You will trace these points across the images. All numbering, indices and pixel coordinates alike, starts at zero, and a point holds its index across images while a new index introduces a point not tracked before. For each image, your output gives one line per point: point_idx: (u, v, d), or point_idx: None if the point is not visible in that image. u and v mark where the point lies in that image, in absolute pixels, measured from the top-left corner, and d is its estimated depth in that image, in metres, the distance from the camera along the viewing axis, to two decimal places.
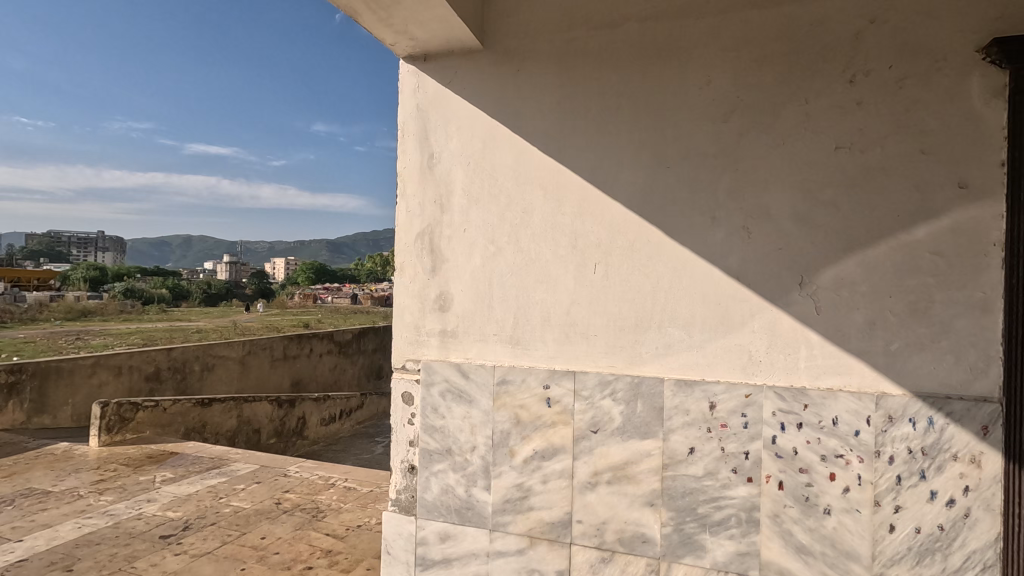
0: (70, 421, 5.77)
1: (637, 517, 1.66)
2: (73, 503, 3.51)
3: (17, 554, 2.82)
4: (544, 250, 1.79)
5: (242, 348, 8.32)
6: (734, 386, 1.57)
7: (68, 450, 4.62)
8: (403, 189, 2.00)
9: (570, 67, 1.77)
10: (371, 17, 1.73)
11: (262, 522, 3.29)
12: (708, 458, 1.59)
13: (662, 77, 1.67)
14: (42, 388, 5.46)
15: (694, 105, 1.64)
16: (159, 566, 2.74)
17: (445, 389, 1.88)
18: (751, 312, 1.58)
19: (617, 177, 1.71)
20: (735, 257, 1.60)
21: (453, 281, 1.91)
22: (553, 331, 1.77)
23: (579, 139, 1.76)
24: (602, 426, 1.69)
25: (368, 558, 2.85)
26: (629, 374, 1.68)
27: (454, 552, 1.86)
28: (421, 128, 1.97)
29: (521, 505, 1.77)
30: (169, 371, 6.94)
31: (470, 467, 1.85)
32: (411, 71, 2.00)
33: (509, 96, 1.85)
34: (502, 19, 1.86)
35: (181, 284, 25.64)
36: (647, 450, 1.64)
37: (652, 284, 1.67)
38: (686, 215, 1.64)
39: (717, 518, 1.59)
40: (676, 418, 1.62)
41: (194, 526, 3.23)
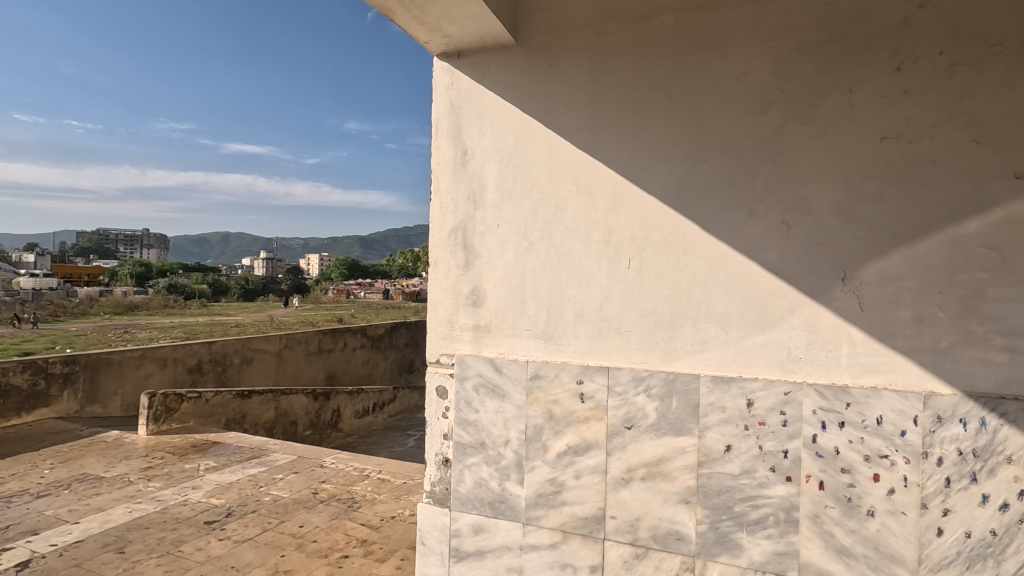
0: (120, 410, 6.04)
1: (671, 514, 1.64)
2: (123, 488, 3.68)
3: (74, 535, 2.98)
4: (577, 245, 1.78)
5: (279, 342, 8.57)
6: (772, 383, 1.54)
7: (118, 438, 4.84)
8: (437, 185, 2.02)
9: (603, 61, 1.76)
10: (406, 16, 1.75)
11: (300, 511, 3.38)
12: (745, 456, 1.56)
13: (698, 68, 1.64)
14: (94, 379, 5.72)
15: (731, 97, 1.60)
16: (204, 550, 2.86)
17: (478, 383, 1.90)
18: (790, 308, 1.54)
19: (651, 171, 1.69)
20: (774, 253, 1.56)
21: (486, 276, 1.92)
22: (586, 327, 1.77)
23: (612, 133, 1.74)
24: (635, 423, 1.68)
25: (401, 549, 2.90)
26: (664, 370, 1.67)
27: (487, 544, 1.88)
28: (454, 125, 1.99)
29: (554, 500, 1.78)
30: (210, 364, 7.21)
31: (504, 461, 1.86)
32: (444, 68, 2.01)
33: (542, 90, 1.84)
34: (535, 14, 1.86)
35: (221, 280, 26.58)
36: (682, 447, 1.62)
37: (687, 280, 1.65)
38: (723, 210, 1.62)
39: (754, 517, 1.56)
40: (712, 415, 1.60)
41: (236, 512, 3.34)
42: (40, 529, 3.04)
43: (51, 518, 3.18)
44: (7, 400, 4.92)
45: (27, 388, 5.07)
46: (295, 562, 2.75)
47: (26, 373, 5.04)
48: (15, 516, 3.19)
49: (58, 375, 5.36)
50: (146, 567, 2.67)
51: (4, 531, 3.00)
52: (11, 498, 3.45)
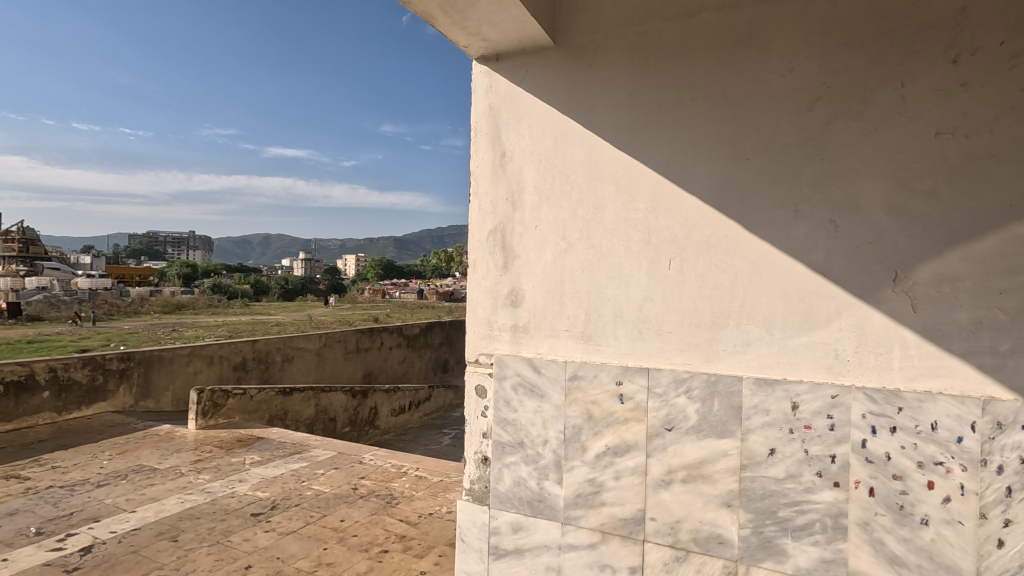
0: (171, 405, 6.31)
1: (713, 517, 1.62)
2: (176, 479, 3.85)
3: (132, 523, 3.14)
4: (616, 246, 1.78)
5: (318, 340, 8.82)
6: (819, 385, 1.51)
7: (170, 432, 5.06)
8: (476, 188, 2.05)
9: (643, 59, 1.75)
10: (446, 21, 1.79)
11: (342, 505, 3.48)
12: (790, 460, 1.53)
13: (741, 64, 1.62)
14: (147, 374, 5.99)
15: (776, 94, 1.58)
16: (251, 541, 2.97)
17: (517, 383, 1.91)
18: (838, 309, 1.50)
19: (692, 170, 1.68)
20: (821, 252, 1.53)
21: (525, 277, 1.94)
22: (626, 327, 1.76)
23: (653, 132, 1.73)
24: (676, 424, 1.66)
25: (440, 545, 2.95)
26: (705, 371, 1.65)
27: (526, 542, 1.89)
28: (493, 127, 2.02)
29: (593, 500, 1.78)
30: (254, 362, 7.47)
31: (543, 461, 1.87)
32: (484, 71, 2.04)
33: (581, 91, 1.85)
34: (574, 15, 1.86)
35: (263, 280, 27.55)
36: (724, 450, 1.60)
37: (729, 280, 1.63)
38: (767, 208, 1.59)
39: (800, 523, 1.53)
40: (756, 418, 1.57)
41: (281, 506, 3.46)
42: (101, 517, 3.22)
43: (110, 506, 3.36)
44: (69, 394, 5.20)
45: (86, 382, 5.35)
46: (337, 555, 2.83)
47: (86, 369, 5.32)
48: (78, 504, 3.38)
49: (115, 371, 5.64)
50: (198, 555, 2.79)
51: (69, 518, 3.18)
52: (74, 486, 3.66)
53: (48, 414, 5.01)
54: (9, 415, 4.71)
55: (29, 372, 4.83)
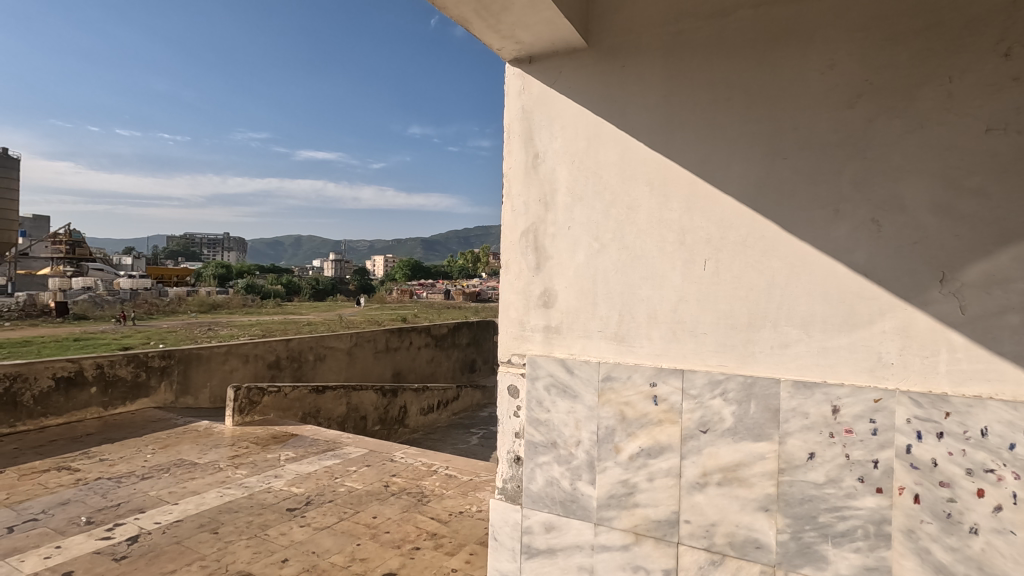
0: (209, 401, 6.50)
1: (749, 521, 1.60)
2: (215, 474, 3.97)
3: (174, 515, 3.25)
4: (650, 246, 1.77)
5: (348, 340, 8.99)
6: (860, 389, 1.47)
7: (208, 427, 5.22)
8: (508, 189, 2.06)
9: (678, 59, 1.74)
10: (480, 25, 1.81)
11: (374, 502, 3.54)
12: (830, 465, 1.50)
13: (778, 62, 1.60)
14: (187, 371, 6.19)
15: (815, 92, 1.55)
16: (288, 535, 3.05)
17: (550, 383, 1.92)
18: (881, 311, 1.47)
19: (728, 169, 1.66)
20: (862, 252, 1.50)
21: (557, 278, 1.94)
22: (659, 329, 1.75)
23: (687, 133, 1.72)
24: (711, 426, 1.65)
25: (470, 544, 2.98)
26: (742, 373, 1.63)
27: (559, 542, 1.90)
28: (526, 128, 2.03)
29: (626, 501, 1.77)
30: (287, 360, 7.67)
31: (575, 461, 1.87)
32: (517, 74, 2.06)
33: (614, 92, 1.85)
34: (606, 16, 1.86)
35: (294, 280, 28.21)
36: (761, 453, 1.58)
37: (766, 281, 1.61)
38: (805, 208, 1.56)
39: (841, 529, 1.50)
40: (794, 421, 1.54)
41: (315, 501, 3.54)
42: (146, 508, 3.35)
43: (154, 498, 3.49)
44: (115, 390, 5.40)
45: (131, 379, 5.55)
46: (370, 551, 2.88)
47: (129, 366, 5.52)
48: (125, 495, 3.52)
49: (157, 368, 5.84)
50: (237, 547, 2.88)
51: (116, 508, 3.32)
52: (120, 478, 3.81)
53: (95, 409, 5.22)
54: (59, 409, 4.94)
55: (78, 368, 5.05)
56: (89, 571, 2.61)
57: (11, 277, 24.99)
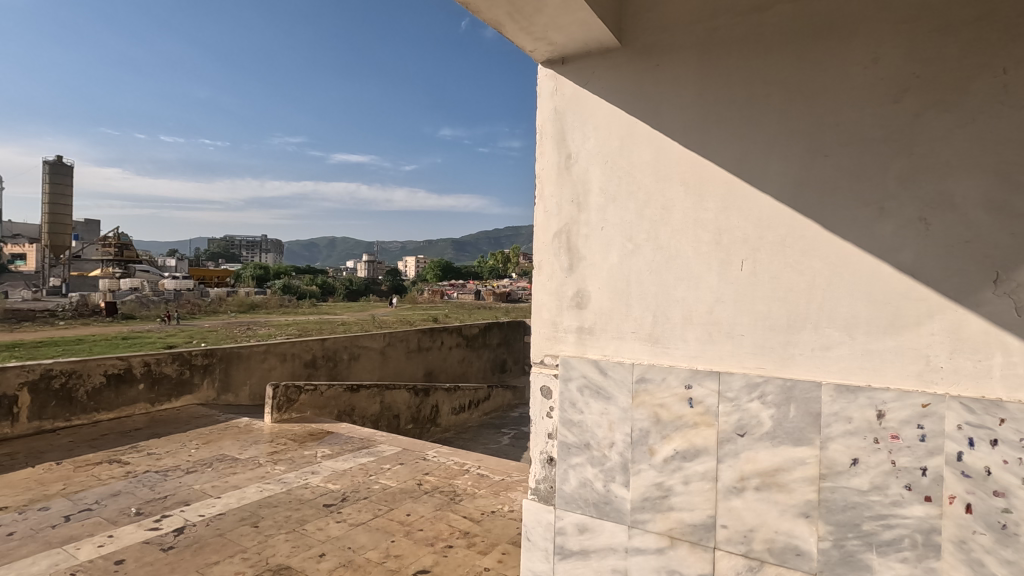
0: (249, 399, 6.70)
1: (789, 527, 1.56)
2: (255, 469, 4.10)
3: (217, 508, 3.37)
4: (685, 246, 1.75)
5: (381, 340, 9.14)
6: (907, 394, 1.42)
7: (248, 424, 5.38)
8: (541, 190, 2.06)
9: (713, 55, 1.71)
10: (513, 27, 1.82)
11: (407, 500, 3.59)
12: (875, 472, 1.45)
13: (819, 57, 1.56)
14: (228, 370, 6.39)
15: (857, 87, 1.50)
16: (325, 530, 3.12)
17: (583, 385, 1.92)
18: (929, 313, 1.42)
19: (766, 168, 1.63)
20: (909, 252, 1.45)
21: (590, 279, 1.94)
22: (695, 330, 1.73)
23: (723, 131, 1.70)
24: (749, 430, 1.61)
25: (502, 544, 2.99)
26: (781, 376, 1.59)
27: (592, 544, 1.89)
28: (559, 129, 2.03)
29: (661, 505, 1.75)
30: (322, 359, 7.85)
31: (609, 463, 1.86)
32: (549, 75, 2.06)
33: (648, 91, 1.83)
34: (639, 14, 1.85)
35: (329, 281, 28.87)
36: (801, 458, 1.54)
37: (806, 282, 1.57)
38: (848, 207, 1.52)
39: (886, 538, 1.45)
40: (836, 425, 1.50)
41: (350, 498, 3.61)
42: (191, 501, 3.48)
43: (198, 491, 3.62)
44: (161, 387, 5.62)
45: (176, 376, 5.77)
46: (404, 548, 2.93)
47: (174, 364, 5.74)
48: (171, 488, 3.67)
49: (200, 366, 6.05)
50: (277, 541, 2.97)
51: (163, 501, 3.46)
52: (167, 472, 3.97)
53: (143, 405, 5.44)
54: (110, 405, 5.17)
55: (127, 365, 5.28)
56: (139, 560, 2.72)
57: (65, 279, 26.30)
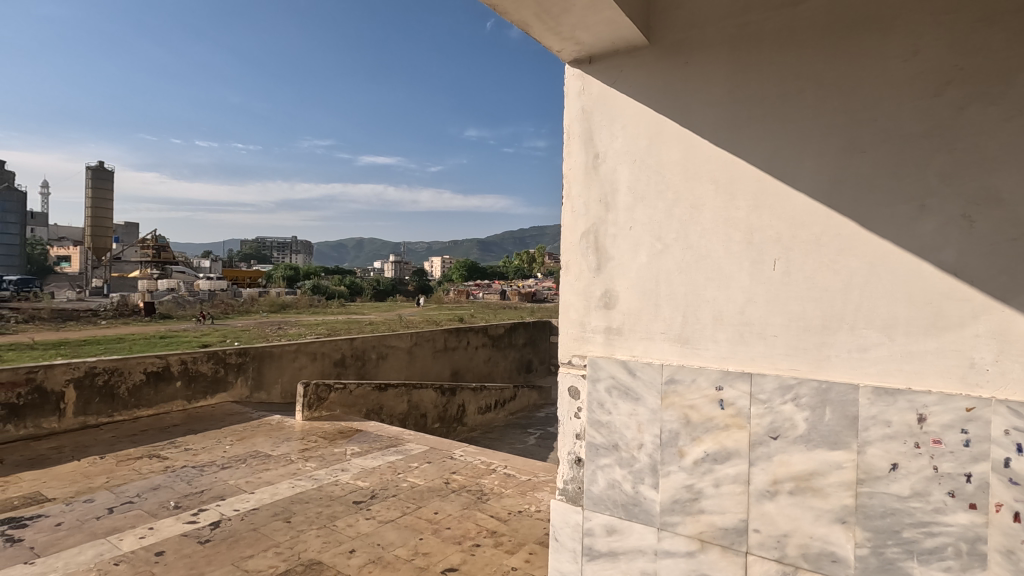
0: (281, 397, 6.85)
1: (824, 533, 1.53)
2: (287, 466, 4.19)
3: (251, 503, 3.46)
4: (716, 246, 1.72)
5: (409, 339, 9.25)
6: (950, 397, 1.38)
7: (280, 422, 5.51)
8: (568, 190, 2.06)
9: (744, 51, 1.68)
10: (540, 28, 1.82)
11: (435, 498, 3.62)
12: (915, 477, 1.41)
13: (856, 50, 1.51)
14: (261, 368, 6.55)
15: (896, 80, 1.46)
16: (355, 527, 3.17)
17: (611, 385, 1.91)
18: (973, 313, 1.37)
19: (800, 165, 1.59)
20: (951, 251, 1.40)
21: (619, 279, 1.92)
22: (726, 331, 1.70)
23: (754, 128, 1.67)
24: (782, 433, 1.58)
25: (529, 543, 2.99)
26: (815, 378, 1.56)
27: (621, 546, 1.88)
28: (586, 129, 2.02)
29: (691, 507, 1.73)
30: (351, 358, 7.98)
31: (638, 464, 1.85)
32: (576, 75, 2.06)
33: (677, 90, 1.81)
34: (668, 11, 1.83)
35: (357, 282, 29.35)
36: (837, 462, 1.50)
37: (842, 282, 1.53)
38: (886, 204, 1.48)
39: (928, 546, 1.40)
40: (875, 429, 1.46)
41: (379, 495, 3.66)
42: (226, 496, 3.58)
43: (233, 486, 3.73)
44: (197, 384, 5.79)
45: (211, 374, 5.94)
46: (432, 546, 2.96)
47: (210, 362, 5.91)
48: (207, 483, 3.78)
49: (234, 365, 6.22)
50: (308, 536, 3.03)
51: (200, 495, 3.57)
52: (203, 467, 4.09)
53: (180, 401, 5.62)
54: (150, 402, 5.35)
55: (165, 363, 5.46)
56: (178, 551, 2.82)
57: (107, 279, 27.33)
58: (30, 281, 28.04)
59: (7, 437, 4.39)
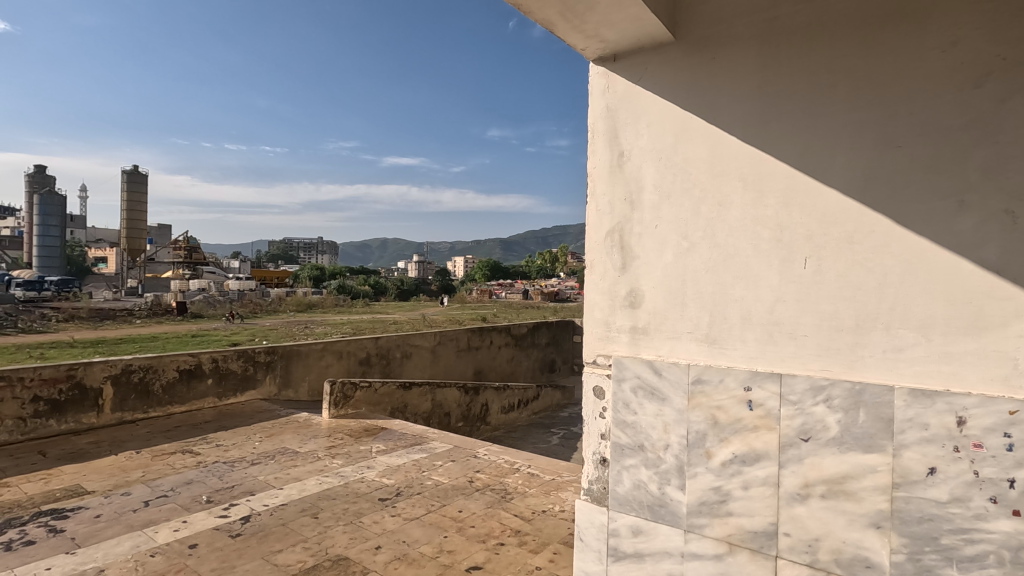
0: (308, 395, 6.97)
1: (858, 538, 1.49)
2: (314, 462, 4.26)
3: (280, 499, 3.53)
4: (744, 244, 1.69)
5: (432, 338, 9.32)
6: (992, 400, 1.32)
7: (308, 419, 5.61)
8: (593, 189, 2.05)
9: (774, 46, 1.65)
10: (564, 26, 1.82)
11: (459, 497, 3.64)
12: (955, 482, 1.36)
13: (891, 43, 1.47)
14: (289, 366, 6.68)
15: (933, 72, 1.42)
16: (380, 523, 3.21)
17: (636, 385, 1.89)
18: (1016, 313, 1.32)
19: (832, 161, 1.56)
20: (993, 248, 1.35)
21: (644, 278, 1.90)
22: (754, 331, 1.67)
23: (784, 124, 1.64)
24: (814, 435, 1.55)
25: (553, 543, 2.99)
26: (848, 380, 1.52)
27: (646, 547, 1.86)
28: (610, 127, 2.01)
29: (718, 510, 1.71)
30: (376, 357, 8.09)
31: (664, 465, 1.83)
32: (601, 72, 2.04)
33: (703, 86, 1.79)
34: (695, 6, 1.80)
35: (382, 281, 29.71)
36: (871, 465, 1.46)
37: (877, 280, 1.49)
38: (923, 200, 1.43)
39: (968, 553, 1.35)
40: (911, 432, 1.42)
41: (404, 493, 3.70)
42: (256, 491, 3.66)
43: (263, 482, 3.81)
44: (228, 381, 5.93)
45: (241, 372, 6.08)
46: (457, 544, 2.98)
47: (240, 360, 6.05)
48: (238, 478, 3.87)
49: (263, 363, 6.35)
50: (335, 532, 3.08)
51: (231, 490, 3.66)
52: (234, 463, 4.19)
53: (211, 398, 5.76)
54: (182, 398, 5.50)
55: (197, 361, 5.60)
56: (210, 544, 2.89)
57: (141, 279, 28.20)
58: (70, 281, 29.10)
59: (50, 431, 4.57)
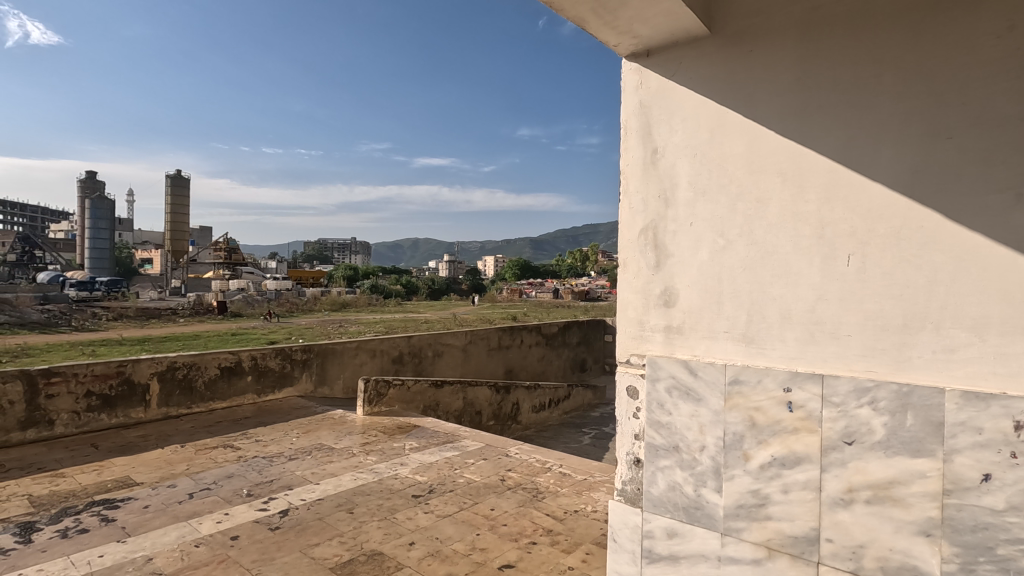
0: (343, 392, 7.11)
1: (906, 546, 1.43)
2: (349, 459, 4.35)
3: (317, 493, 3.61)
4: (783, 240, 1.65)
5: (463, 337, 9.39)
6: None
7: (343, 416, 5.72)
8: (626, 187, 2.03)
9: (814, 36, 1.60)
10: (597, 23, 1.80)
11: (491, 495, 3.66)
12: (1012, 490, 1.29)
13: (940, 30, 1.41)
14: (324, 364, 6.83)
15: (987, 60, 1.35)
16: (414, 520, 3.25)
17: (671, 385, 1.86)
18: None
19: (878, 154, 1.50)
20: None
21: (679, 276, 1.87)
22: (794, 330, 1.63)
23: (825, 116, 1.59)
24: (858, 438, 1.50)
25: (586, 543, 2.97)
26: (895, 381, 1.46)
27: (682, 550, 1.83)
28: (644, 124, 1.98)
29: (757, 513, 1.67)
30: (409, 356, 8.19)
31: (699, 467, 1.79)
32: (634, 69, 2.02)
33: (740, 80, 1.75)
34: None
35: (413, 281, 30.07)
36: (920, 471, 1.40)
37: (926, 278, 1.43)
38: (976, 194, 1.37)
39: None
40: (963, 436, 1.36)
41: (437, 490, 3.74)
42: (294, 486, 3.75)
43: (300, 477, 3.90)
44: (266, 378, 6.10)
45: (279, 370, 6.24)
46: (489, 542, 2.99)
47: (278, 358, 6.22)
48: (276, 473, 3.98)
49: (299, 361, 6.51)
50: (370, 527, 3.13)
51: (270, 484, 3.76)
52: (272, 458, 4.31)
53: (251, 395, 5.93)
54: (223, 395, 5.68)
55: (238, 359, 5.78)
56: (251, 536, 2.98)
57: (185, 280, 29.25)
58: (119, 282, 30.41)
59: (101, 425, 4.78)
